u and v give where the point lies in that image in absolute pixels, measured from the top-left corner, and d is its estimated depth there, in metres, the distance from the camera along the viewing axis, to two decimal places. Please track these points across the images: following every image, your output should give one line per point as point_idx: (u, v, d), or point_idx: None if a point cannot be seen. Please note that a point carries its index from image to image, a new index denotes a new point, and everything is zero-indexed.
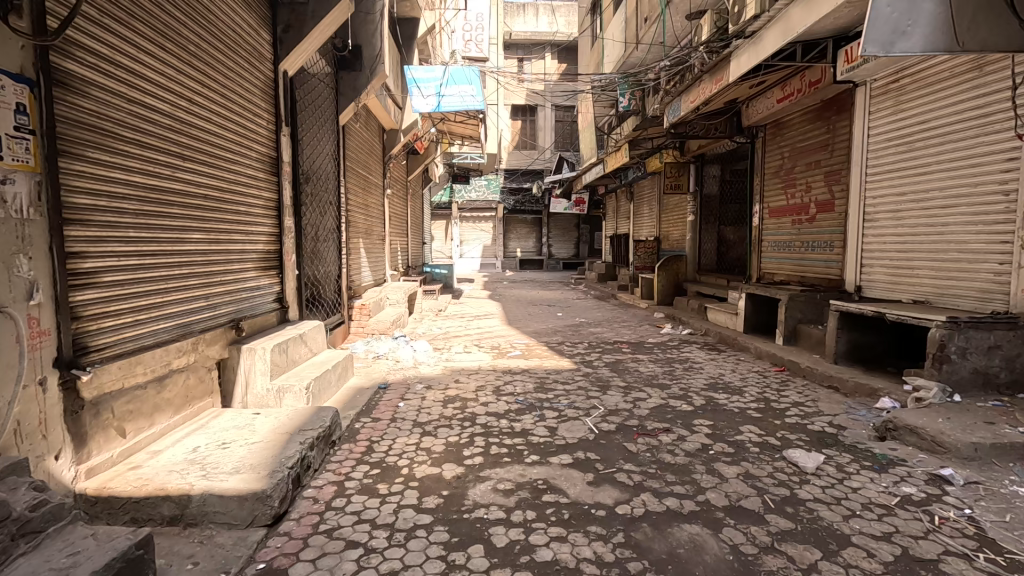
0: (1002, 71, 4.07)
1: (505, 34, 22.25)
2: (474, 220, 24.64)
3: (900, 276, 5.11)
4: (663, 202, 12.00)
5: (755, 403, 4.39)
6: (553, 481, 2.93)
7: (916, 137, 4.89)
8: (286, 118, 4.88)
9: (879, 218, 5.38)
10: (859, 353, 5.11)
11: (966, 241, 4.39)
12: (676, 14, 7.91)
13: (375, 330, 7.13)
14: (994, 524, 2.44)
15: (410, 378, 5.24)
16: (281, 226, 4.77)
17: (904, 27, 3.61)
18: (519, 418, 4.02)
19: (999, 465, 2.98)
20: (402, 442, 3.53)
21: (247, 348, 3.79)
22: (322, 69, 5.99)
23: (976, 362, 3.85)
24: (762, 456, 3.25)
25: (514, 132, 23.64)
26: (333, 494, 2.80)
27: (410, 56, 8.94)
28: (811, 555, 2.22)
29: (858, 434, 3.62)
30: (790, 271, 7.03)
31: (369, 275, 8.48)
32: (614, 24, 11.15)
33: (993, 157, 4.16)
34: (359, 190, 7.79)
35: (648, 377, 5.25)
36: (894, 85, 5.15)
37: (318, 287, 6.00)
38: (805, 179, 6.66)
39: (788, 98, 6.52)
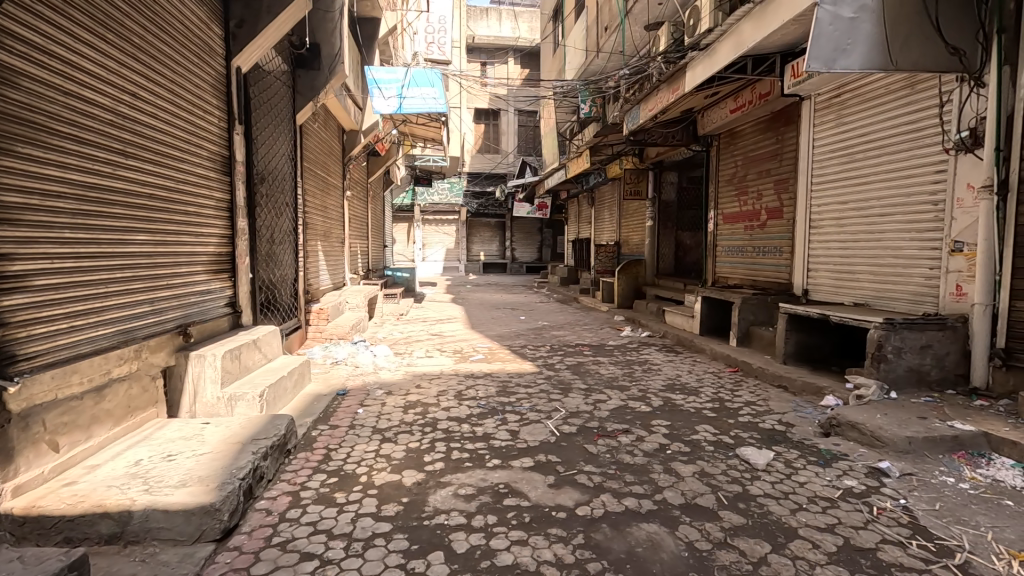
0: (931, 90, 4.37)
1: (468, 38, 22.27)
2: (437, 223, 24.45)
3: (843, 279, 5.40)
4: (623, 208, 12.27)
5: (710, 403, 4.54)
6: (514, 484, 2.93)
7: (857, 149, 5.19)
8: (239, 116, 4.70)
9: (824, 225, 5.67)
10: (806, 353, 5.35)
11: (901, 248, 4.68)
12: (635, 25, 8.16)
13: (334, 335, 6.85)
14: (926, 513, 2.61)
15: (370, 384, 5.13)
16: (233, 228, 4.59)
17: (844, 46, 3.84)
18: (481, 422, 4.00)
19: (932, 458, 3.18)
20: (361, 450, 3.45)
21: (196, 354, 3.61)
22: (278, 67, 5.82)
23: (910, 361, 4.10)
24: (716, 455, 3.36)
25: (477, 135, 23.65)
26: (287, 505, 2.71)
27: (370, 56, 8.79)
28: (761, 549, 2.31)
29: (805, 431, 3.79)
30: (742, 275, 7.31)
31: (328, 278, 8.29)
32: (575, 32, 11.36)
33: (923, 169, 4.45)
34: (317, 191, 7.60)
35: (609, 379, 5.34)
36: (836, 99, 5.45)
37: (274, 291, 5.79)
38: (756, 187, 6.95)
39: (740, 109, 6.81)
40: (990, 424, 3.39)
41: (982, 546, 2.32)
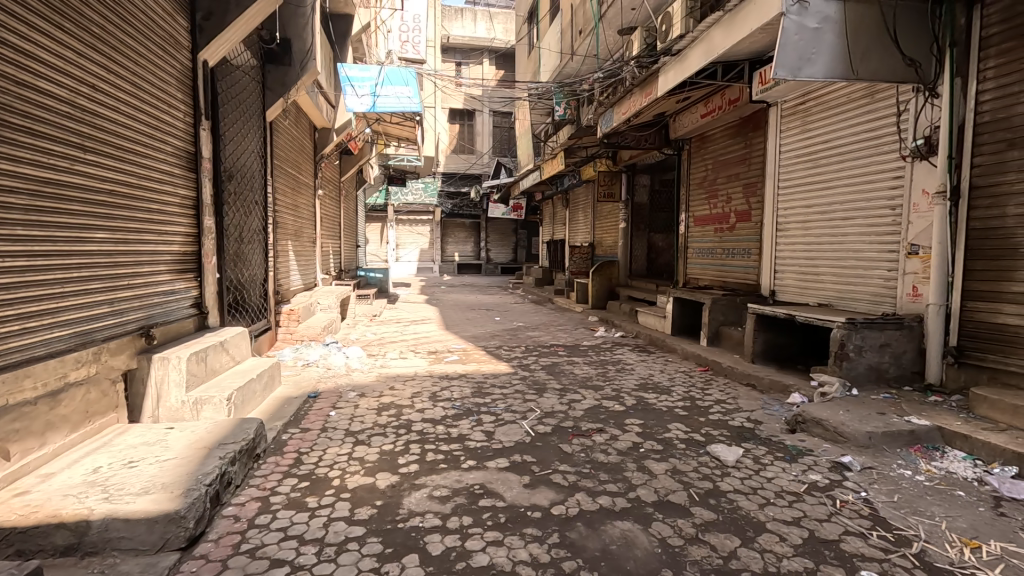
0: (889, 99, 4.57)
1: (443, 38, 22.15)
2: (411, 223, 24.23)
3: (808, 281, 5.58)
4: (597, 210, 12.39)
5: (682, 401, 4.62)
6: (490, 485, 2.92)
7: (820, 155, 5.38)
8: (206, 111, 4.56)
9: (790, 228, 5.85)
10: (773, 352, 5.51)
11: (862, 250, 4.87)
12: (609, 29, 8.26)
13: (305, 336, 6.69)
14: (885, 504, 2.72)
15: (342, 386, 5.04)
16: (199, 226, 4.45)
17: (809, 55, 3.97)
18: (455, 424, 3.98)
19: (891, 451, 3.32)
20: (333, 453, 3.39)
21: (160, 357, 3.48)
22: (248, 62, 5.67)
23: (870, 359, 4.27)
24: (688, 452, 3.42)
25: (451, 136, 23.54)
26: (256, 511, 2.63)
27: (343, 54, 8.64)
28: (731, 543, 2.36)
29: (772, 427, 3.90)
30: (712, 276, 7.48)
31: (298, 278, 8.11)
32: (549, 35, 11.45)
33: (882, 175, 4.65)
34: (288, 189, 7.43)
35: (583, 379, 5.39)
36: (801, 106, 5.64)
37: (243, 292, 5.63)
38: (726, 191, 7.12)
39: (710, 114, 6.97)
40: (944, 418, 3.56)
41: (936, 535, 2.43)
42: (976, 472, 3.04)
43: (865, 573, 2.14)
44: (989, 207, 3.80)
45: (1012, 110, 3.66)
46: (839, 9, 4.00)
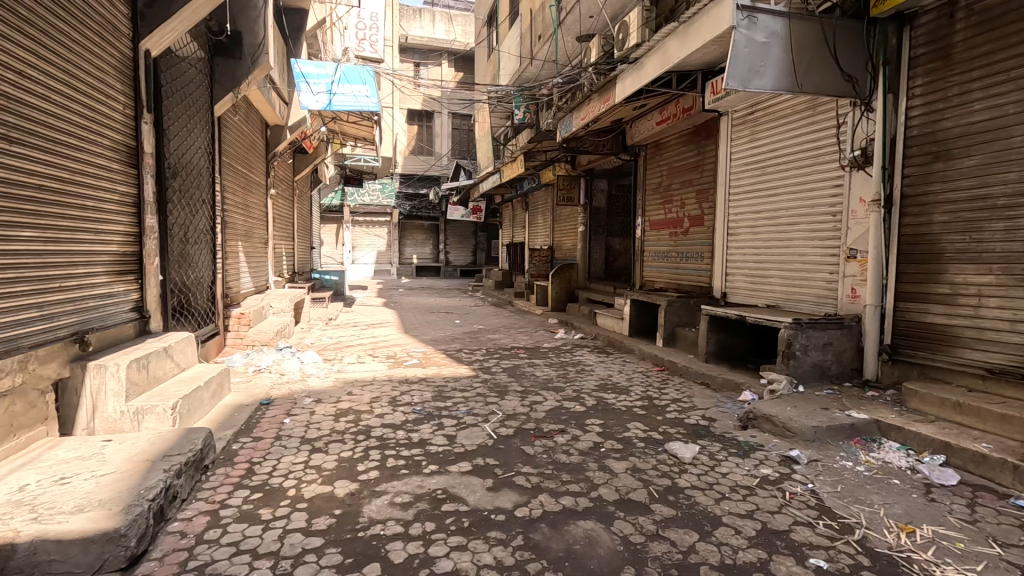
0: (829, 112, 4.85)
1: (401, 38, 21.89)
2: (368, 225, 23.74)
3: (757, 282, 5.83)
4: (557, 213, 12.53)
5: (640, 401, 4.72)
6: (452, 490, 2.89)
7: (768, 163, 5.65)
8: (149, 104, 4.30)
9: (740, 232, 6.10)
10: (725, 352, 5.72)
11: (806, 254, 5.13)
12: (568, 36, 8.35)
13: (256, 342, 6.44)
14: (830, 494, 2.87)
15: (297, 392, 4.85)
16: (140, 225, 4.19)
17: (757, 67, 4.17)
18: (416, 428, 3.91)
19: (834, 444, 3.51)
20: (288, 462, 3.26)
21: (96, 364, 3.25)
22: (195, 53, 5.40)
23: (815, 357, 4.49)
24: (647, 450, 3.50)
25: (409, 137, 23.26)
26: (204, 526, 2.49)
27: (298, 49, 8.37)
28: (689, 537, 2.43)
29: (725, 424, 4.04)
30: (667, 279, 7.70)
31: (249, 281, 7.78)
32: (509, 39, 11.54)
33: (824, 183, 4.92)
34: (238, 188, 7.11)
35: (544, 381, 5.42)
36: (750, 117, 5.91)
37: (188, 294, 5.34)
38: (680, 196, 7.34)
39: (665, 122, 7.18)
40: (880, 412, 3.79)
41: (876, 521, 2.58)
42: (909, 461, 3.25)
43: (814, 561, 2.25)
44: (918, 214, 4.10)
45: (938, 125, 3.97)
46: (785, 24, 4.23)
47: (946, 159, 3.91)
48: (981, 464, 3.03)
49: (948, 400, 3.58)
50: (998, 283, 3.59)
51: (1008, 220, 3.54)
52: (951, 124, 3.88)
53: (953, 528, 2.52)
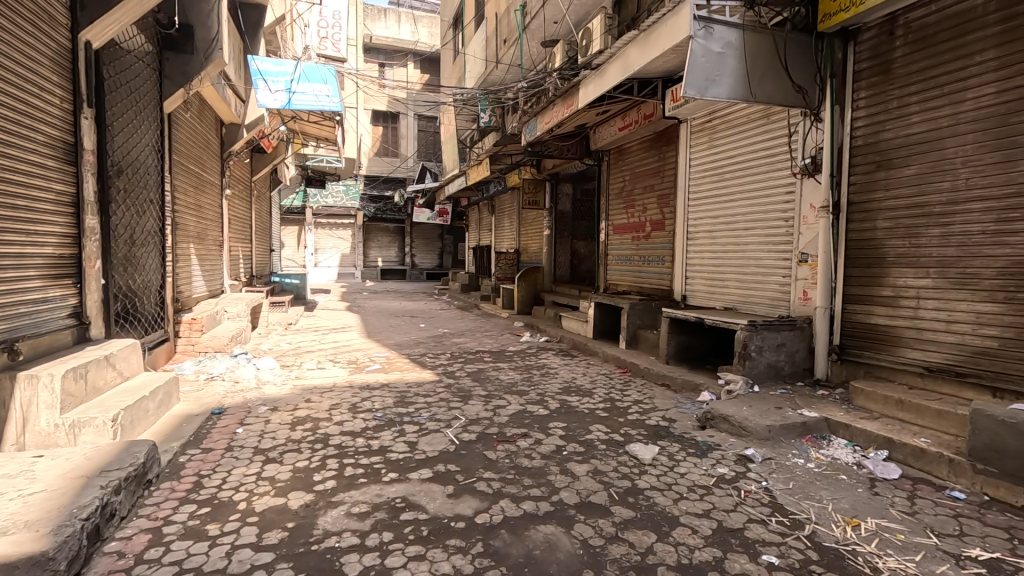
0: (782, 122, 5.03)
1: (365, 38, 21.58)
2: (331, 227, 23.27)
3: (715, 286, 5.98)
4: (523, 217, 12.58)
5: (603, 403, 4.77)
6: (412, 498, 2.83)
7: (725, 170, 5.82)
8: (89, 98, 4.07)
9: (699, 237, 6.26)
10: (685, 353, 5.85)
11: (761, 258, 5.31)
12: (533, 41, 8.42)
13: (209, 348, 6.17)
14: (782, 491, 2.96)
15: (252, 400, 4.67)
16: (80, 226, 3.96)
17: (714, 76, 4.29)
18: (377, 435, 3.82)
19: (787, 442, 3.62)
20: (239, 474, 3.13)
21: (27, 375, 3.04)
22: (142, 46, 5.15)
23: (769, 358, 4.64)
24: (608, 452, 3.54)
25: (374, 138, 22.92)
26: (145, 544, 2.36)
27: (254, 46, 8.09)
28: (647, 539, 2.46)
29: (685, 425, 4.13)
30: (630, 282, 7.82)
31: (202, 285, 7.48)
32: (474, 42, 11.53)
33: (777, 190, 5.11)
34: (190, 187, 6.83)
35: (508, 384, 5.41)
36: (708, 124, 6.08)
37: (134, 299, 5.07)
38: (642, 201, 7.48)
39: (627, 128, 7.32)
40: (829, 410, 3.95)
41: (824, 516, 2.68)
42: (855, 457, 3.39)
43: (766, 557, 2.31)
44: (863, 220, 4.30)
45: (881, 135, 4.17)
46: (739, 35, 4.37)
47: (888, 168, 4.11)
48: (920, 458, 3.19)
49: (891, 397, 3.76)
50: (936, 286, 3.80)
51: (943, 226, 3.75)
52: (891, 135, 4.09)
53: (895, 520, 2.63)
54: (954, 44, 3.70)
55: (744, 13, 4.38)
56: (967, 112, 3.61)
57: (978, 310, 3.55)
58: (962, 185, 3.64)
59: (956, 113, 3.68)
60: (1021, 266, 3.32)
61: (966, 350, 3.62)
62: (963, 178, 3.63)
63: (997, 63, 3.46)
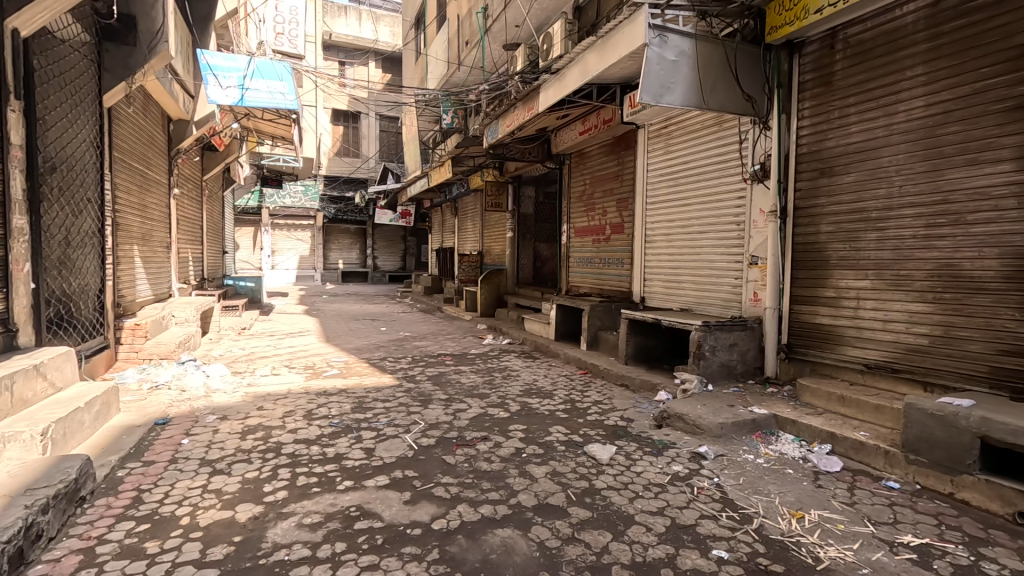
0: (733, 129, 5.22)
1: (324, 35, 21.12)
2: (289, 228, 22.60)
3: (671, 288, 6.14)
4: (486, 219, 12.57)
5: (563, 405, 4.81)
6: (366, 506, 2.77)
7: (681, 174, 5.99)
8: (16, 89, 3.80)
9: (656, 240, 6.41)
10: (643, 354, 5.97)
11: (714, 261, 5.48)
12: (494, 43, 8.45)
13: (153, 355, 5.86)
14: (733, 487, 3.05)
15: (200, 409, 4.47)
16: (6, 226, 3.70)
17: (668, 84, 4.41)
18: (332, 442, 3.73)
19: (738, 439, 3.74)
20: (183, 487, 2.99)
21: None
22: (78, 36, 4.87)
23: (722, 357, 4.79)
24: (567, 453, 3.56)
25: (334, 138, 22.45)
26: (75, 567, 2.21)
27: (204, 39, 7.75)
28: (603, 538, 2.49)
29: (642, 424, 4.21)
30: (591, 284, 7.92)
31: (147, 288, 7.13)
32: (436, 43, 11.47)
33: (729, 194, 5.29)
34: (133, 185, 6.48)
35: (469, 388, 5.37)
36: (664, 130, 6.24)
37: (70, 303, 4.78)
38: (601, 204, 7.59)
39: (587, 132, 7.43)
40: (778, 406, 4.11)
41: (772, 510, 2.78)
42: (801, 451, 3.53)
43: (716, 552, 2.37)
44: (808, 225, 4.50)
45: (823, 144, 4.39)
46: (692, 45, 4.51)
47: (830, 175, 4.32)
48: (860, 450, 3.36)
49: (833, 393, 3.95)
50: (874, 287, 4.01)
51: (880, 230, 3.97)
52: (832, 144, 4.30)
53: (836, 511, 2.76)
54: (886, 59, 3.93)
55: (698, 23, 4.52)
56: (900, 123, 3.84)
57: (911, 310, 3.76)
58: (896, 193, 3.86)
59: (890, 124, 3.90)
60: (949, 268, 3.54)
61: (901, 348, 3.83)
62: (897, 186, 3.85)
63: (926, 78, 3.69)
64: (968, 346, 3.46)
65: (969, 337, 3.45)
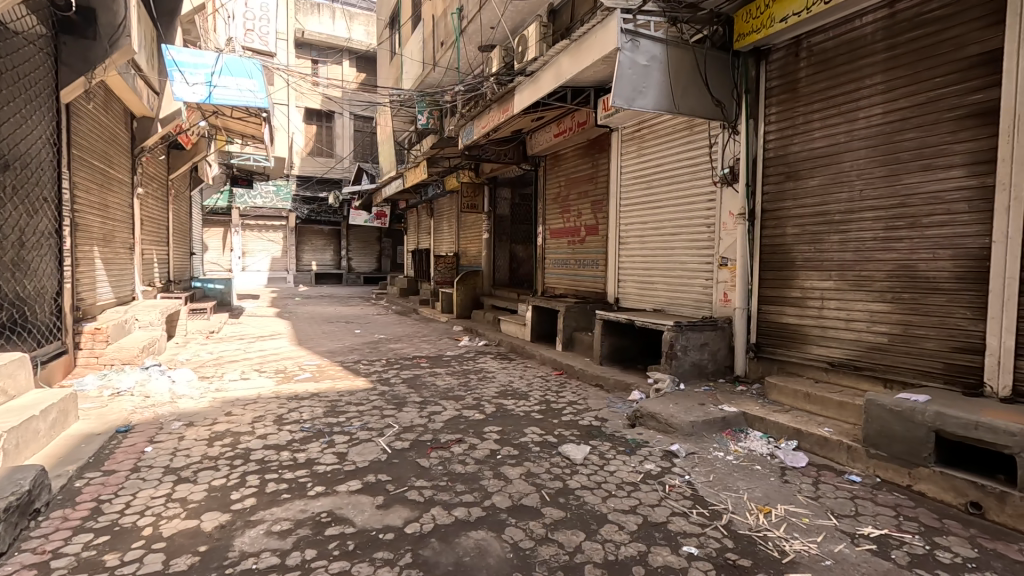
0: (703, 133, 5.33)
1: (297, 33, 20.78)
2: (260, 229, 22.12)
3: (644, 288, 6.23)
4: (462, 220, 12.53)
5: (538, 405, 4.82)
6: (338, 511, 2.72)
7: (653, 177, 6.09)
8: None
9: (630, 241, 6.49)
10: (618, 354, 6.03)
11: (686, 262, 5.59)
12: (470, 44, 8.45)
13: (115, 360, 5.62)
14: (703, 484, 3.11)
15: (164, 416, 4.33)
16: None
17: (640, 88, 4.48)
18: (303, 447, 3.66)
19: (708, 437, 3.81)
20: (146, 496, 2.89)
21: None
22: (34, 29, 4.66)
23: (693, 357, 4.88)
24: (542, 454, 3.58)
25: (307, 137, 22.09)
26: None
27: (169, 34, 7.52)
28: (576, 538, 2.51)
29: (616, 424, 4.25)
30: (566, 286, 7.97)
31: (109, 291, 6.88)
32: (411, 43, 11.41)
33: (700, 197, 5.40)
34: (94, 184, 6.24)
35: (444, 390, 5.34)
36: (637, 133, 6.33)
37: (25, 307, 4.60)
38: (576, 206, 7.66)
39: (562, 135, 7.48)
40: (746, 404, 4.21)
41: (740, 505, 2.84)
42: (769, 447, 3.62)
43: (686, 548, 2.41)
44: (775, 227, 4.63)
45: (788, 149, 4.52)
46: (663, 50, 4.59)
47: (795, 179, 4.46)
48: (824, 446, 3.47)
49: (799, 391, 4.06)
50: (837, 288, 4.14)
51: (842, 232, 4.10)
52: (797, 149, 4.44)
53: (801, 505, 2.84)
54: (848, 67, 4.07)
55: (669, 28, 4.61)
56: (861, 129, 3.98)
57: (872, 309, 3.90)
58: (857, 197, 3.99)
59: (852, 130, 4.04)
60: (906, 269, 3.69)
61: (862, 346, 3.97)
62: (858, 190, 3.99)
63: (884, 86, 3.83)
64: (924, 344, 3.60)
65: (925, 335, 3.60)
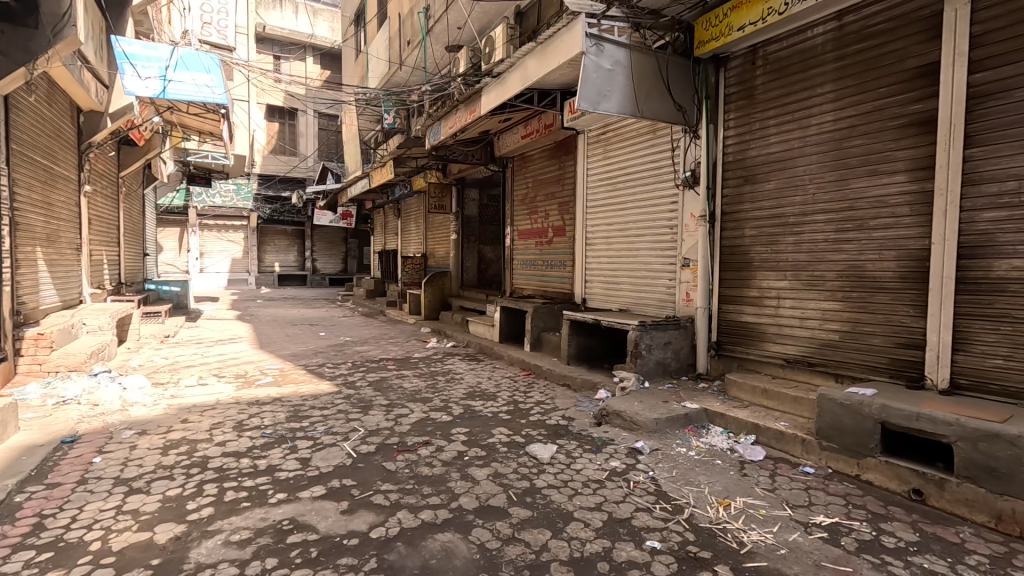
0: (666, 137, 5.46)
1: (258, 27, 20.22)
2: (219, 229, 21.37)
3: (610, 289, 6.33)
4: (429, 221, 12.43)
5: (506, 406, 4.84)
6: (300, 518, 2.66)
7: (618, 179, 6.19)
8: None
9: (596, 242, 6.59)
10: (584, 354, 6.10)
11: (650, 263, 5.71)
12: (437, 44, 8.41)
13: (60, 368, 5.30)
14: (666, 479, 3.19)
15: (115, 424, 4.13)
16: None
17: (605, 91, 4.56)
18: (264, 454, 3.56)
19: (671, 433, 3.91)
20: (94, 509, 2.75)
21: None
22: None
23: (658, 355, 4.99)
24: (509, 454, 3.60)
25: (269, 135, 21.51)
26: None
27: (120, 24, 7.20)
28: (542, 536, 2.52)
29: (583, 423, 4.30)
30: (534, 286, 8.01)
31: (53, 294, 6.52)
32: (377, 42, 11.27)
33: (663, 199, 5.53)
34: (36, 181, 5.90)
35: (411, 392, 5.29)
36: (603, 136, 6.43)
37: None
38: (543, 207, 7.71)
39: (529, 136, 7.53)
40: (708, 401, 4.33)
41: (701, 499, 2.93)
42: (729, 443, 3.74)
43: (650, 543, 2.47)
44: (734, 228, 4.78)
45: (746, 153, 4.68)
46: (627, 54, 4.68)
47: (753, 182, 4.62)
48: (780, 439, 3.60)
49: (757, 387, 4.21)
50: (792, 287, 4.31)
51: (796, 234, 4.27)
52: (754, 153, 4.60)
53: (758, 497, 2.95)
54: (800, 76, 4.25)
55: (632, 34, 4.71)
56: (813, 136, 4.16)
57: (824, 307, 4.08)
58: (810, 200, 4.17)
59: (804, 136, 4.21)
60: (855, 270, 3.88)
61: (815, 343, 4.15)
62: (811, 194, 4.17)
63: (834, 95, 4.02)
64: (872, 340, 3.79)
65: (873, 332, 3.79)
